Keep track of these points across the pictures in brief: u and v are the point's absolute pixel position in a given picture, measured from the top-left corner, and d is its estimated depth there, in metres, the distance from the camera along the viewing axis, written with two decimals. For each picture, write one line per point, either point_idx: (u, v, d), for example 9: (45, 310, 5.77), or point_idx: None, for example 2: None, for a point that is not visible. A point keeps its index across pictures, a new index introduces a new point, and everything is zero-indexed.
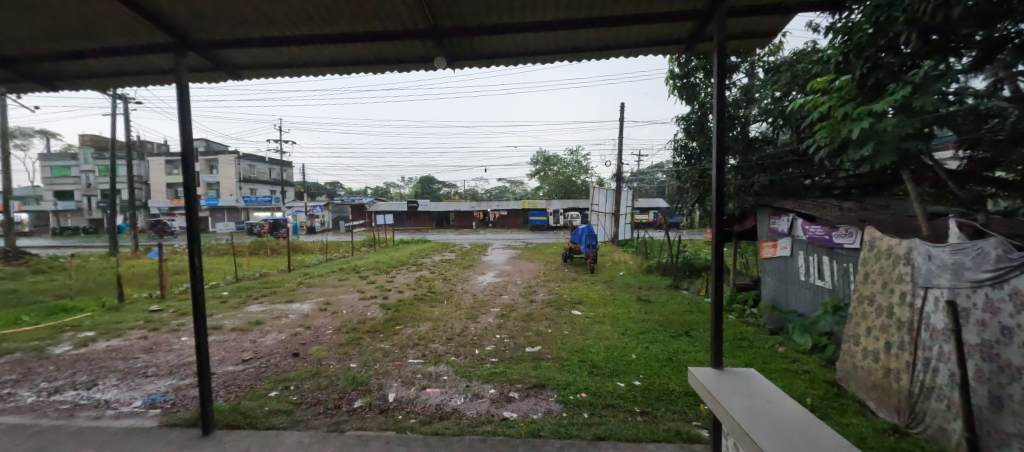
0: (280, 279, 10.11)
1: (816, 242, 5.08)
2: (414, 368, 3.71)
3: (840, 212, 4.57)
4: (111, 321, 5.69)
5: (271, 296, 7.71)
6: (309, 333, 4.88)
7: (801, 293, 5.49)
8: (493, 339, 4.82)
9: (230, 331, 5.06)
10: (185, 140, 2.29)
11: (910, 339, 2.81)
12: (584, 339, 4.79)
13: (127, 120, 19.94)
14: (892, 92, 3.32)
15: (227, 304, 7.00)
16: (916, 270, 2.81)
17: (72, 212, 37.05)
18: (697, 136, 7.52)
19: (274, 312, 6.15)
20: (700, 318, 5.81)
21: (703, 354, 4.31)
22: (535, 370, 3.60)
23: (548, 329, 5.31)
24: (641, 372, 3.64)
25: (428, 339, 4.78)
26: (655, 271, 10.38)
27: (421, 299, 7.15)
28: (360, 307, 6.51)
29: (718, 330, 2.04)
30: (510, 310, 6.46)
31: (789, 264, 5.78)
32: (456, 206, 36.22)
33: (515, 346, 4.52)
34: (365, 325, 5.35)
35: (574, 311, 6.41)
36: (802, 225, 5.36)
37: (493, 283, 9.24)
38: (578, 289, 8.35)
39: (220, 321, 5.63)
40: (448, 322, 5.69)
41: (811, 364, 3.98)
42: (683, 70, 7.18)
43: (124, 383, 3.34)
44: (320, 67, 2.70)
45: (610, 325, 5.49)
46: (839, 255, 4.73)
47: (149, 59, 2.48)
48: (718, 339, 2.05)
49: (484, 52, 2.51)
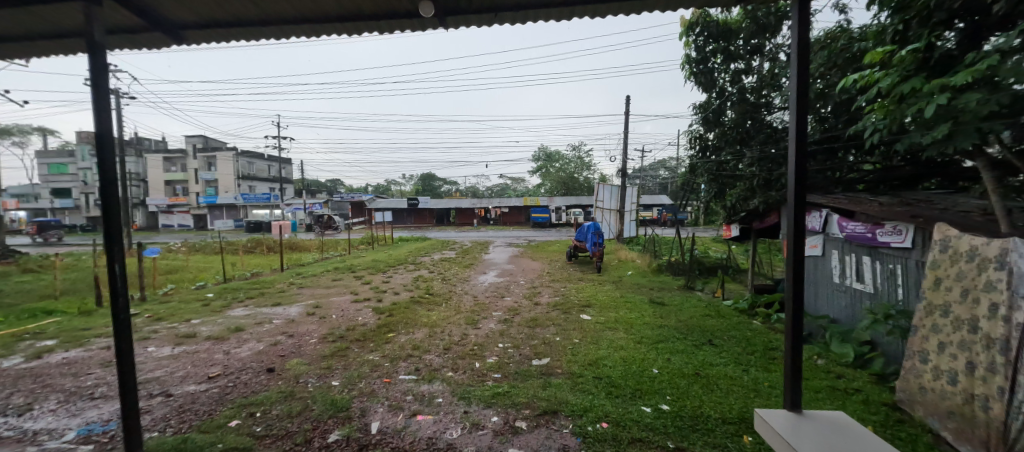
0: (271, 279, 9.60)
1: (856, 241, 4.54)
2: (404, 388, 3.21)
3: (885, 208, 4.06)
4: (78, 328, 5.20)
5: (258, 298, 7.21)
6: (290, 343, 4.38)
7: (834, 297, 4.98)
8: (495, 349, 4.33)
9: (203, 340, 4.56)
10: (102, 119, 1.78)
11: (1003, 360, 2.30)
12: (596, 349, 4.29)
13: (119, 116, 19.53)
14: (972, 63, 2.78)
15: (209, 307, 6.51)
16: (1014, 276, 2.29)
17: (70, 210, 36.84)
18: (713, 126, 6.97)
19: (257, 318, 5.64)
20: (721, 324, 5.29)
21: (732, 368, 3.79)
22: (544, 391, 3.10)
23: (555, 337, 4.81)
24: (668, 392, 3.13)
25: (423, 349, 4.29)
26: (665, 270, 9.86)
27: (418, 302, 6.64)
28: (350, 311, 6.02)
29: (795, 346, 1.61)
30: (514, 314, 5.97)
31: (820, 265, 5.27)
32: (456, 203, 35.76)
33: (520, 358, 4.02)
34: (354, 332, 4.86)
35: (583, 315, 5.91)
36: (838, 222, 4.81)
37: (494, 284, 8.73)
38: (585, 290, 7.84)
39: (196, 328, 5.14)
40: (445, 328, 5.18)
41: (860, 382, 3.47)
42: (700, 54, 6.69)
43: (63, 408, 2.85)
44: (282, 25, 2.20)
45: (623, 332, 4.98)
46: (884, 255, 4.22)
47: (58, 11, 1.97)
48: (794, 364, 1.60)
49: (484, 3, 2.00)
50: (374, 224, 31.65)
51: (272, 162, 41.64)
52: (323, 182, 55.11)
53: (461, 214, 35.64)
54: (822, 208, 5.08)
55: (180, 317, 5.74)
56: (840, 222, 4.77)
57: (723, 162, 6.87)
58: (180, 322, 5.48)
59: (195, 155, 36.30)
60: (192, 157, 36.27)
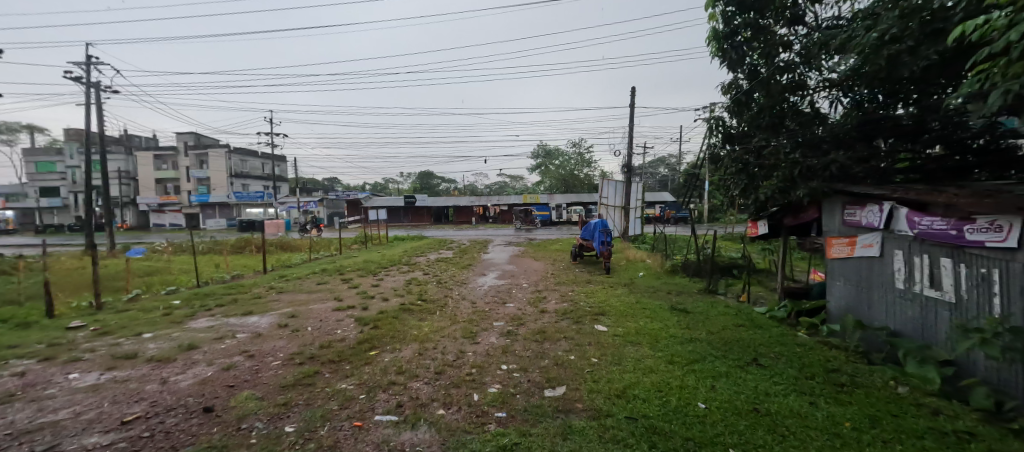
0: (249, 282, 8.75)
1: (931, 239, 3.75)
2: (377, 437, 2.42)
3: (979, 198, 3.27)
4: (3, 345, 4.41)
5: (229, 306, 6.38)
6: (247, 366, 3.58)
7: (897, 307, 4.25)
8: (497, 373, 3.53)
9: (143, 362, 3.74)
10: None
11: None
12: (621, 373, 3.51)
13: (100, 111, 18.79)
14: None
15: (169, 317, 5.70)
16: None
17: (58, 209, 35.96)
18: (741, 110, 6.17)
19: (219, 331, 4.84)
20: (761, 338, 4.52)
21: (795, 401, 3.01)
22: (565, 443, 2.32)
23: (569, 355, 4.02)
24: (729, 442, 2.37)
25: (410, 373, 3.51)
26: (680, 271, 9.07)
27: (408, 311, 5.82)
28: (329, 322, 5.21)
29: None
30: (517, 325, 5.19)
31: (877, 267, 4.50)
32: (455, 201, 34.78)
33: (529, 387, 3.23)
34: (328, 350, 4.06)
35: (597, 326, 5.13)
36: (906, 217, 4.01)
37: (495, 287, 7.93)
38: (597, 295, 7.03)
39: (142, 345, 4.31)
40: (439, 344, 4.40)
41: (967, 422, 2.70)
42: (727, 28, 5.89)
43: None
44: None
45: (648, 349, 4.20)
46: (974, 258, 3.45)
47: None
48: None
49: None
50: (370, 223, 30.75)
51: (265, 160, 40.80)
52: (319, 182, 54.43)
53: (459, 212, 34.87)
54: (882, 201, 4.28)
55: (130, 331, 4.95)
56: (909, 218, 3.97)
57: (754, 151, 6.01)
58: (128, 337, 4.68)
59: (185, 151, 35.83)
60: (183, 154, 35.45)
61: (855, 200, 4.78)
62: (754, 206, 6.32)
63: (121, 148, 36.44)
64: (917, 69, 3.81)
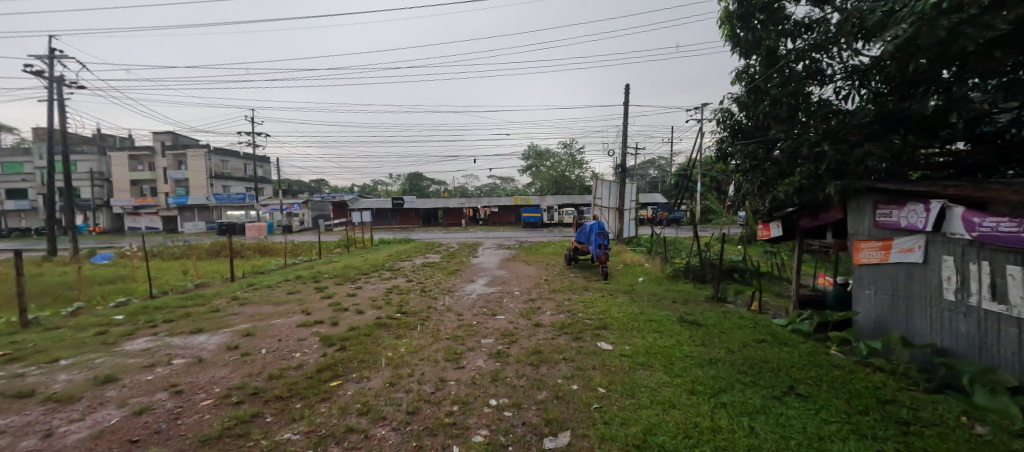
0: (213, 292, 7.89)
1: (993, 243, 3.19)
2: None
3: None
4: None
5: (179, 321, 5.55)
6: (168, 408, 2.84)
7: (945, 321, 3.70)
8: (483, 412, 2.85)
9: (36, 403, 2.97)
10: None
11: None
12: (637, 409, 2.86)
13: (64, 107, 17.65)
14: None
15: (100, 337, 4.86)
16: None
17: (26, 212, 34.11)
18: (754, 101, 5.62)
19: (153, 356, 4.07)
20: (789, 357, 3.92)
21: (859, 449, 2.40)
22: None
23: (571, 385, 3.33)
24: None
25: (374, 414, 2.79)
26: (682, 276, 8.49)
27: (385, 326, 5.11)
28: (289, 342, 4.46)
29: None
30: (509, 342, 4.53)
31: (920, 275, 3.94)
32: (444, 203, 33.98)
33: (524, 433, 2.56)
34: (278, 382, 3.32)
35: (600, 343, 4.49)
36: (963, 217, 3.43)
37: (484, 295, 7.26)
38: (597, 304, 6.39)
39: (50, 377, 3.53)
40: (416, 369, 3.70)
41: None
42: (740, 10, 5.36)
43: None
44: None
45: (662, 373, 3.56)
46: None
47: None
48: None
49: None
50: (357, 226, 29.85)
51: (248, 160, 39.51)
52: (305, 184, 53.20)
53: (449, 214, 34.07)
54: (930, 200, 3.70)
55: (45, 356, 4.14)
56: (965, 218, 3.39)
57: (769, 145, 5.45)
58: (37, 365, 3.87)
59: (162, 152, 34.38)
60: (160, 155, 34.10)
61: (890, 199, 4.20)
62: (769, 206, 5.74)
63: (94, 149, 34.78)
64: (979, 44, 3.23)
